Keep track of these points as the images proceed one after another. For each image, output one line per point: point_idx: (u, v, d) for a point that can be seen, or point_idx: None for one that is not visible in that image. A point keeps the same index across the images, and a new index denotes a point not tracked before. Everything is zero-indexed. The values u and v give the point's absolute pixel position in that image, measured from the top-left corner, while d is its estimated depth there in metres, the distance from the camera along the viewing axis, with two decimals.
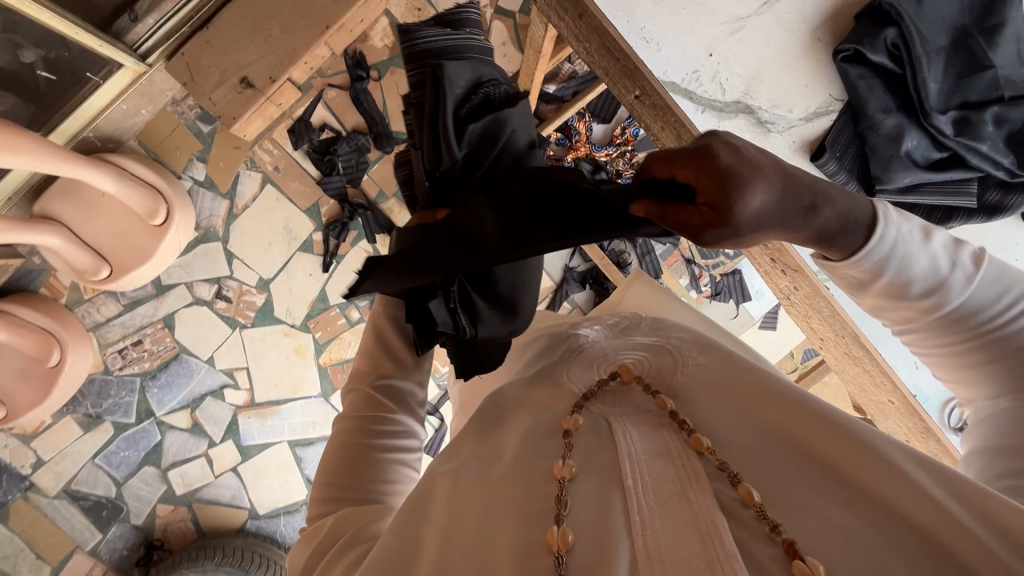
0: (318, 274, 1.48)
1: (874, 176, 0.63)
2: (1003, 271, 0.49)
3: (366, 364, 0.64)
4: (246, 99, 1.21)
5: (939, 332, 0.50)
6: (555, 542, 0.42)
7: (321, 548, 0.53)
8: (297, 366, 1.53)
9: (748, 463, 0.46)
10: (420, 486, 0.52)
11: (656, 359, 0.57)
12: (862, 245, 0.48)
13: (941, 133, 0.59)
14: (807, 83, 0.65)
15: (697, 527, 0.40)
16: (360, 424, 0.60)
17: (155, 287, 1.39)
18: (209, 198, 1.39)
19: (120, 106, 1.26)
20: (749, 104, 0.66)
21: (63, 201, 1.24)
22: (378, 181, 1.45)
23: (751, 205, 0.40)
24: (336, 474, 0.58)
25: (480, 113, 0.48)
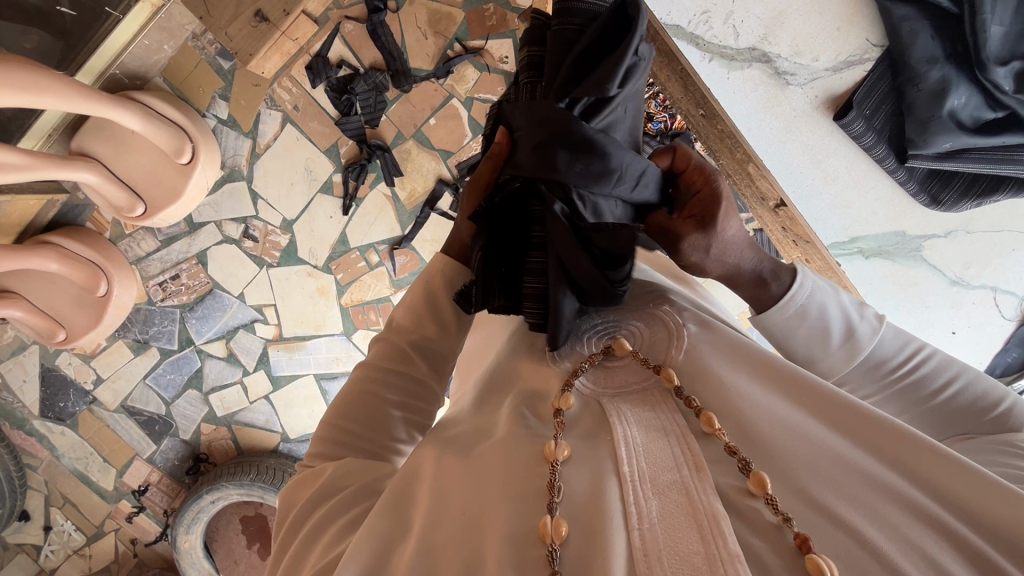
0: (339, 217, 1.49)
1: (914, 138, 0.96)
2: (900, 330, 0.54)
3: (409, 318, 0.57)
4: (261, 34, 1.26)
5: (857, 381, 0.53)
6: (547, 534, 0.39)
7: (305, 505, 0.49)
8: (320, 305, 1.59)
9: (761, 449, 0.42)
10: (406, 467, 0.49)
11: (650, 330, 0.50)
12: (783, 292, 0.52)
13: (999, 85, 0.87)
14: (840, 28, 0.97)
15: (698, 524, 0.37)
16: (388, 379, 0.55)
17: (187, 225, 1.46)
18: (233, 137, 1.40)
19: (142, 42, 1.24)
20: (765, 52, 1.01)
21: (96, 138, 1.27)
22: (396, 122, 1.40)
23: (729, 230, 0.50)
24: (353, 423, 0.54)
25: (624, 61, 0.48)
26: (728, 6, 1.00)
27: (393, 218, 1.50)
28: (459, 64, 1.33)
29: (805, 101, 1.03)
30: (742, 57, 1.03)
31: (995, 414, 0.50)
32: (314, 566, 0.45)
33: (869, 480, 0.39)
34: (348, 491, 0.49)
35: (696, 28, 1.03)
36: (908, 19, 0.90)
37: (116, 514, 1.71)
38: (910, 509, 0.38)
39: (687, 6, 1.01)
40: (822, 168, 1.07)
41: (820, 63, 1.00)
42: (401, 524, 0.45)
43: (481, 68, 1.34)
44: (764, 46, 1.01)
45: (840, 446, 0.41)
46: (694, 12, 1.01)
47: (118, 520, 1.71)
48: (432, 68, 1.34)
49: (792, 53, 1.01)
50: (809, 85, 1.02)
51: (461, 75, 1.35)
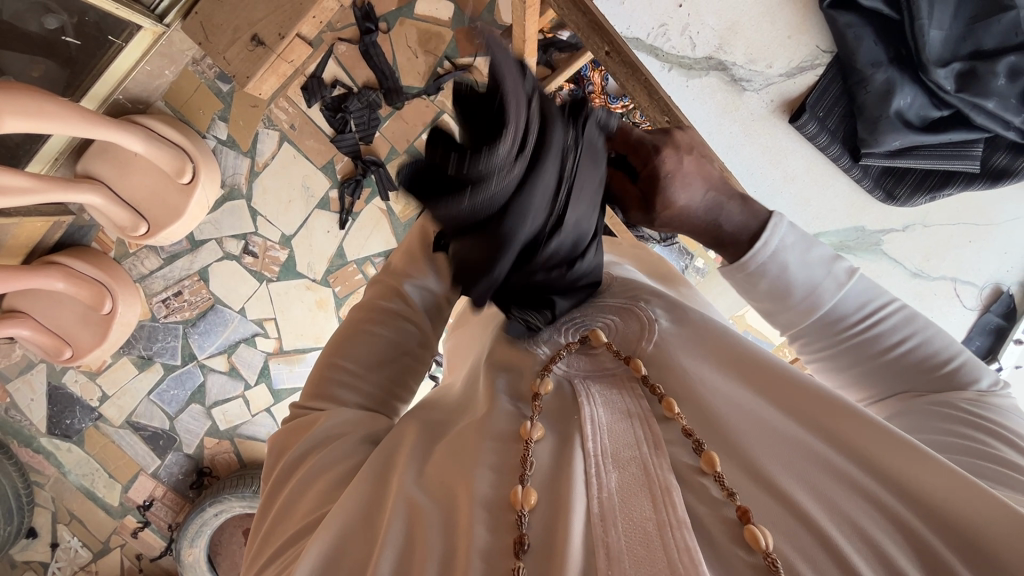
0: (336, 231, 1.53)
1: (868, 138, 1.01)
2: (870, 284, 0.52)
3: (403, 262, 0.57)
4: (258, 57, 1.24)
5: (817, 334, 0.53)
6: (517, 501, 0.41)
7: (298, 450, 0.48)
8: (319, 317, 1.62)
9: (718, 433, 0.44)
10: (388, 440, 0.49)
11: (623, 321, 0.51)
12: (749, 247, 0.51)
13: (942, 86, 0.94)
14: (791, 36, 1.02)
15: (652, 493, 0.39)
16: (386, 317, 0.55)
17: (189, 242, 1.50)
18: (232, 156, 1.45)
19: (144, 68, 1.31)
20: (720, 60, 1.05)
21: (101, 161, 1.32)
22: (389, 138, 1.44)
23: (678, 201, 0.49)
24: (350, 359, 0.53)
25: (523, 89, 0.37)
26: (683, 18, 1.03)
27: (388, 231, 1.54)
28: (449, 80, 1.38)
29: (762, 105, 1.08)
30: (701, 65, 1.06)
31: (945, 370, 0.51)
32: (298, 520, 0.45)
33: (818, 460, 0.41)
34: (347, 439, 0.49)
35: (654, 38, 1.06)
36: (854, 26, 0.97)
37: (122, 530, 1.73)
38: (858, 489, 0.40)
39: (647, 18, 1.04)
40: (783, 165, 1.11)
41: (773, 69, 1.04)
42: (381, 492, 0.45)
43: None
44: (719, 54, 1.05)
45: (796, 430, 0.43)
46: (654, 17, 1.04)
47: (123, 535, 1.73)
48: (423, 85, 1.39)
49: (747, 60, 1.05)
50: (764, 91, 1.06)
51: None
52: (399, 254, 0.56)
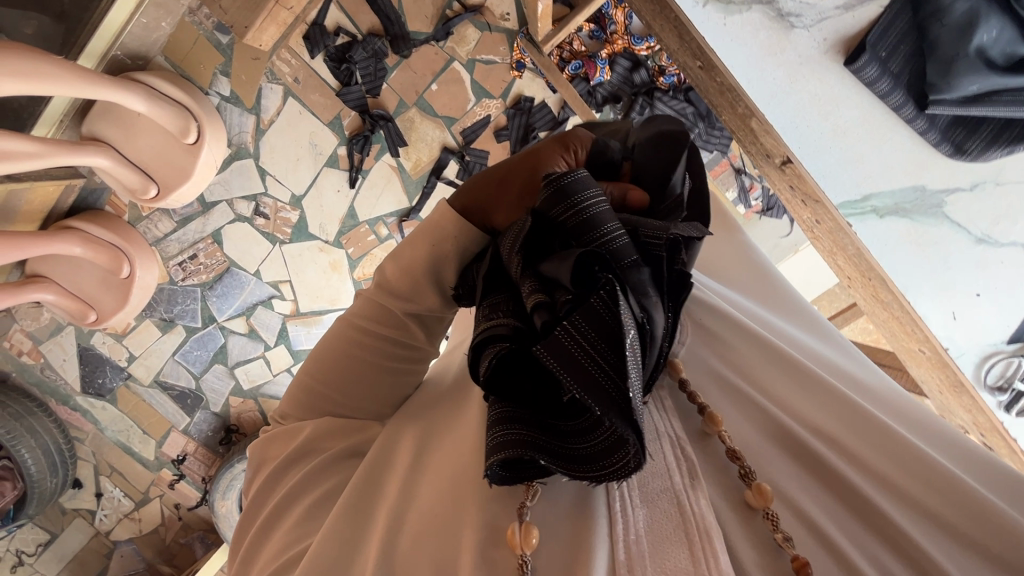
0: (346, 190, 1.48)
1: (932, 83, 0.74)
2: None
3: (401, 281, 0.49)
4: (256, 5, 1.20)
5: None
6: (516, 543, 0.38)
7: (286, 460, 0.49)
8: (334, 279, 1.61)
9: (757, 457, 0.46)
10: (376, 455, 0.48)
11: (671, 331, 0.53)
12: None
13: None
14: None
15: (689, 540, 0.37)
16: (370, 342, 0.49)
17: (200, 205, 1.48)
18: (236, 113, 1.39)
19: (139, 20, 1.23)
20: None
21: (105, 122, 1.29)
22: (397, 90, 1.36)
23: None
24: (329, 382, 0.50)
25: (603, 206, 0.38)
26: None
27: (400, 190, 1.48)
28: (459, 24, 1.29)
29: (812, 46, 0.80)
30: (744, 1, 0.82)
31: None
32: (278, 554, 0.45)
33: (851, 498, 0.44)
34: (332, 452, 0.49)
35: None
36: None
37: (159, 481, 1.82)
38: (882, 524, 0.42)
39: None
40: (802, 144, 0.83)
41: (827, 5, 0.78)
42: (364, 525, 0.45)
43: (482, 28, 1.29)
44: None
45: (830, 458, 0.45)
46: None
47: (161, 486, 1.82)
48: (431, 30, 1.30)
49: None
50: (817, 31, 0.80)
51: (462, 36, 1.30)
52: (396, 257, 0.50)
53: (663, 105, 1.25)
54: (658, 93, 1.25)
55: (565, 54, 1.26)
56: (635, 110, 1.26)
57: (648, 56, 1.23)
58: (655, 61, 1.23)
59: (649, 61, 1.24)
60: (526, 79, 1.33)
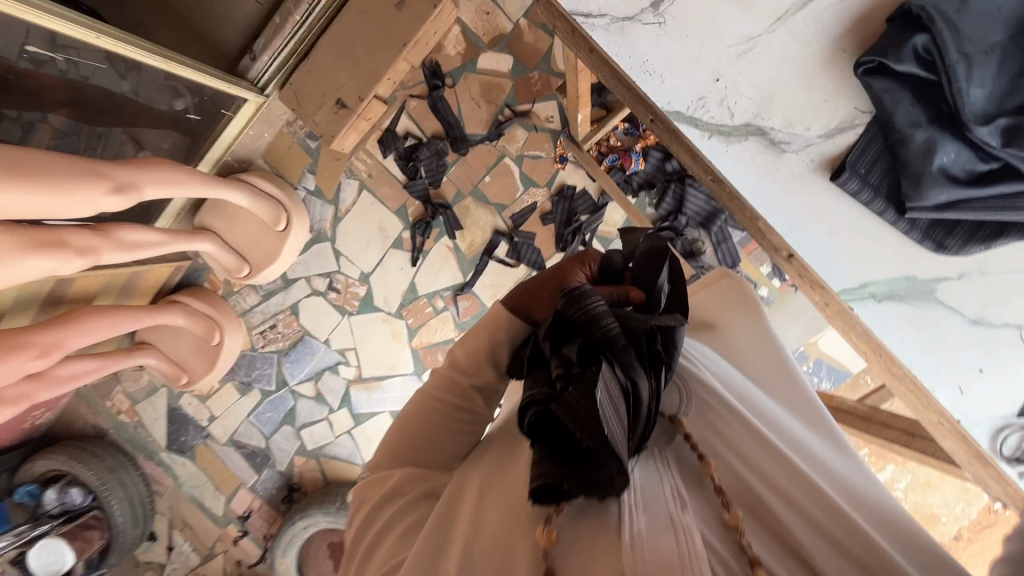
0: (408, 268, 1.66)
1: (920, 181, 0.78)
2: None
3: (466, 357, 0.60)
4: (341, 118, 1.39)
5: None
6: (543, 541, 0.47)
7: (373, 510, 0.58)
8: (394, 347, 1.74)
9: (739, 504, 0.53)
10: (448, 496, 0.57)
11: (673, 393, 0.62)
12: None
13: None
14: (827, 98, 0.68)
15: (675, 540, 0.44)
16: (440, 404, 0.61)
17: (283, 281, 1.71)
18: (319, 205, 1.64)
19: (248, 132, 1.56)
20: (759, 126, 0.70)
21: (213, 215, 1.55)
22: (456, 182, 1.56)
23: None
24: (408, 440, 0.61)
25: (603, 307, 0.52)
26: (718, 85, 0.70)
27: (456, 267, 1.64)
28: (509, 127, 1.49)
29: None
30: (738, 128, 0.71)
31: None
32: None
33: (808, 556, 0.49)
34: (410, 496, 0.58)
35: (647, 84, 0.72)
36: (888, 89, 0.63)
37: (224, 537, 1.93)
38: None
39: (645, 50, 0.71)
40: (812, 250, 0.74)
41: (812, 131, 0.70)
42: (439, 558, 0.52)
43: (529, 129, 1.48)
44: (758, 119, 0.71)
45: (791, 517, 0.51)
46: (637, 22, 0.70)
47: (226, 542, 1.93)
48: (486, 132, 1.51)
49: (785, 124, 0.70)
50: (805, 152, 0.71)
51: (512, 136, 1.50)
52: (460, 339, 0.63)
53: (694, 191, 1.38)
54: (688, 180, 1.38)
55: (603, 148, 1.41)
56: (668, 195, 1.40)
57: None
58: None
59: None
60: (568, 171, 1.50)
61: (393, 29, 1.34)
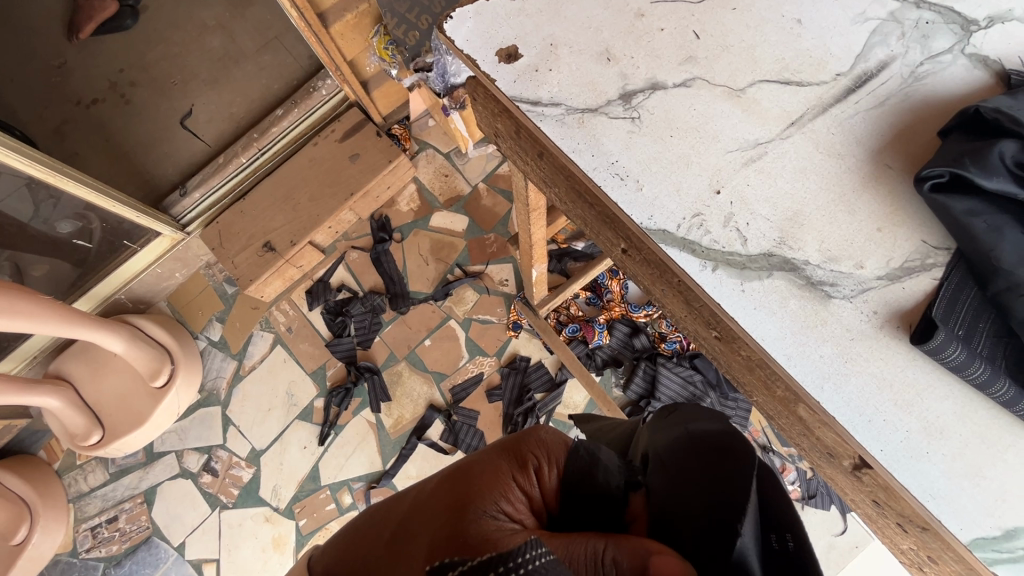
0: (313, 447, 1.28)
1: None
2: None
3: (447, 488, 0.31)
4: (265, 261, 1.27)
5: None
6: None
7: None
8: (273, 563, 1.23)
9: None
10: None
11: None
12: None
13: None
14: (880, 226, 0.39)
15: None
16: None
17: (145, 455, 1.31)
18: (219, 358, 1.36)
19: (155, 270, 1.35)
20: (788, 254, 0.39)
21: (76, 361, 1.26)
22: (389, 344, 1.32)
23: None
24: None
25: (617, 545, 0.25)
26: (719, 199, 0.41)
27: (374, 449, 1.26)
28: (458, 286, 1.32)
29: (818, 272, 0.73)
30: (755, 260, 0.39)
31: None
32: None
33: None
34: None
35: (608, 189, 0.42)
36: (980, 213, 0.36)
37: None
38: None
39: (604, 145, 0.43)
40: (934, 495, 0.35)
41: (869, 270, 0.38)
42: None
43: (480, 291, 1.32)
44: (783, 248, 0.39)
45: None
46: (595, 111, 0.44)
47: None
48: (431, 290, 1.34)
49: (825, 258, 0.39)
50: (864, 304, 0.38)
51: (460, 297, 1.32)
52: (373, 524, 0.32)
53: (668, 371, 1.14)
54: (661, 359, 1.16)
55: (562, 317, 1.23)
56: (637, 376, 1.17)
57: (647, 323, 1.19)
58: (655, 327, 1.19)
59: (648, 328, 1.19)
60: (521, 339, 1.27)
61: (342, 179, 1.31)
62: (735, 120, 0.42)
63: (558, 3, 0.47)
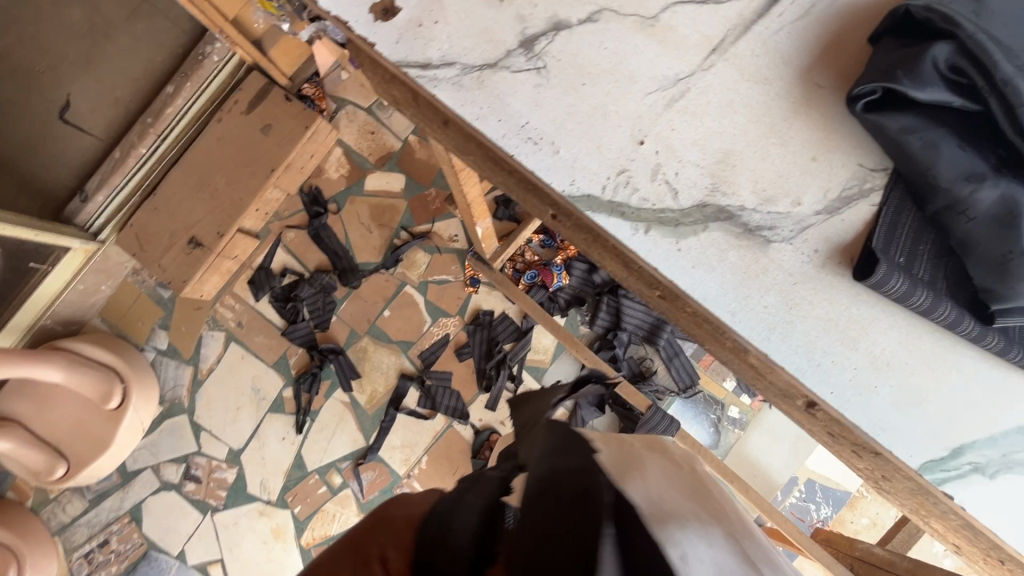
0: (292, 436, 1.26)
1: None
2: None
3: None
4: (195, 259, 1.17)
5: None
6: None
7: None
8: (277, 551, 1.25)
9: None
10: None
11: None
12: None
13: None
14: (814, 155, 0.36)
15: None
16: None
17: (120, 476, 1.28)
18: (173, 366, 1.29)
19: (76, 287, 1.24)
20: (722, 202, 0.36)
21: (20, 398, 1.19)
22: (348, 321, 1.27)
23: None
24: None
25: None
26: (643, 151, 0.37)
27: (355, 427, 1.25)
28: (407, 250, 1.27)
29: None
30: (688, 213, 0.36)
31: None
32: None
33: None
34: None
35: (522, 157, 0.37)
36: (916, 130, 0.33)
37: None
38: None
39: (511, 105, 0.38)
40: (885, 429, 0.35)
41: (806, 206, 0.36)
42: None
43: (430, 251, 1.27)
44: (716, 195, 0.36)
45: None
46: (494, 66, 0.38)
47: None
48: (379, 259, 1.28)
49: (760, 200, 0.36)
50: (805, 244, 0.36)
51: (411, 261, 1.27)
52: None
53: (630, 302, 1.14)
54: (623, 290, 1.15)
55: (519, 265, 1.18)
56: (601, 310, 1.17)
57: None
58: None
59: None
60: (481, 294, 1.24)
61: (258, 155, 1.19)
62: (651, 55, 0.38)
63: None
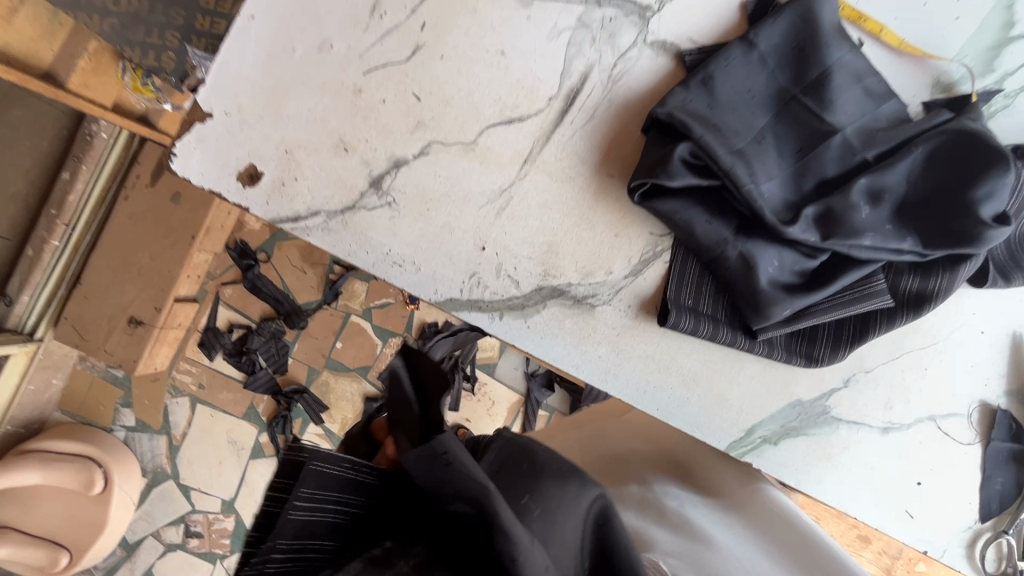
0: None
1: None
2: None
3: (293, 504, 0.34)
4: (139, 337, 1.13)
5: None
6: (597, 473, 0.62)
7: None
8: None
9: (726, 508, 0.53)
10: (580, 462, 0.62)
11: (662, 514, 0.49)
12: None
13: None
14: (616, 231, 0.46)
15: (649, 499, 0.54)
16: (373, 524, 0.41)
17: (123, 549, 1.34)
18: (146, 440, 1.31)
19: (27, 388, 1.18)
20: (552, 286, 0.46)
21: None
22: (304, 360, 1.34)
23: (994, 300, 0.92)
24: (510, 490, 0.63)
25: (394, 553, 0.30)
26: (486, 255, 0.46)
27: None
28: (345, 282, 1.32)
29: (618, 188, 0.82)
30: (530, 296, 0.47)
31: None
32: None
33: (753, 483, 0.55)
34: None
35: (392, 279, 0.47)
36: (680, 210, 0.44)
37: None
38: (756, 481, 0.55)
39: (373, 239, 0.46)
40: (699, 425, 0.49)
41: (617, 273, 0.47)
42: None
43: (367, 279, 1.33)
44: (548, 279, 0.46)
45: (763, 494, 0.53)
46: (353, 208, 0.46)
47: None
48: (320, 296, 1.32)
49: (582, 275, 0.46)
50: (620, 301, 0.47)
51: (351, 291, 1.33)
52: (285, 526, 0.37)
53: None
54: None
55: None
56: None
57: None
58: None
59: None
60: (422, 309, 1.35)
61: (172, 221, 1.11)
62: (477, 174, 0.46)
63: (277, 100, 0.45)
